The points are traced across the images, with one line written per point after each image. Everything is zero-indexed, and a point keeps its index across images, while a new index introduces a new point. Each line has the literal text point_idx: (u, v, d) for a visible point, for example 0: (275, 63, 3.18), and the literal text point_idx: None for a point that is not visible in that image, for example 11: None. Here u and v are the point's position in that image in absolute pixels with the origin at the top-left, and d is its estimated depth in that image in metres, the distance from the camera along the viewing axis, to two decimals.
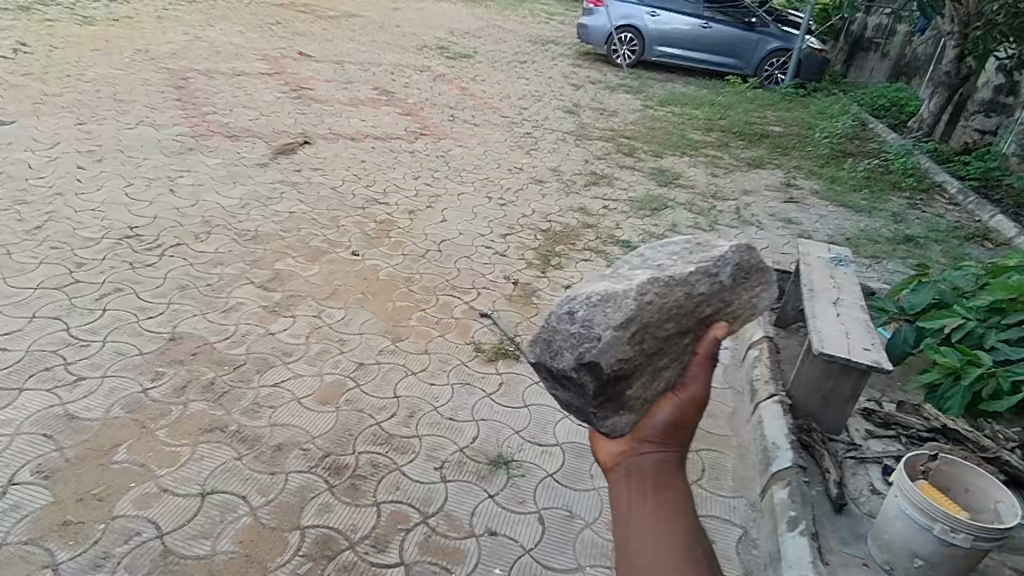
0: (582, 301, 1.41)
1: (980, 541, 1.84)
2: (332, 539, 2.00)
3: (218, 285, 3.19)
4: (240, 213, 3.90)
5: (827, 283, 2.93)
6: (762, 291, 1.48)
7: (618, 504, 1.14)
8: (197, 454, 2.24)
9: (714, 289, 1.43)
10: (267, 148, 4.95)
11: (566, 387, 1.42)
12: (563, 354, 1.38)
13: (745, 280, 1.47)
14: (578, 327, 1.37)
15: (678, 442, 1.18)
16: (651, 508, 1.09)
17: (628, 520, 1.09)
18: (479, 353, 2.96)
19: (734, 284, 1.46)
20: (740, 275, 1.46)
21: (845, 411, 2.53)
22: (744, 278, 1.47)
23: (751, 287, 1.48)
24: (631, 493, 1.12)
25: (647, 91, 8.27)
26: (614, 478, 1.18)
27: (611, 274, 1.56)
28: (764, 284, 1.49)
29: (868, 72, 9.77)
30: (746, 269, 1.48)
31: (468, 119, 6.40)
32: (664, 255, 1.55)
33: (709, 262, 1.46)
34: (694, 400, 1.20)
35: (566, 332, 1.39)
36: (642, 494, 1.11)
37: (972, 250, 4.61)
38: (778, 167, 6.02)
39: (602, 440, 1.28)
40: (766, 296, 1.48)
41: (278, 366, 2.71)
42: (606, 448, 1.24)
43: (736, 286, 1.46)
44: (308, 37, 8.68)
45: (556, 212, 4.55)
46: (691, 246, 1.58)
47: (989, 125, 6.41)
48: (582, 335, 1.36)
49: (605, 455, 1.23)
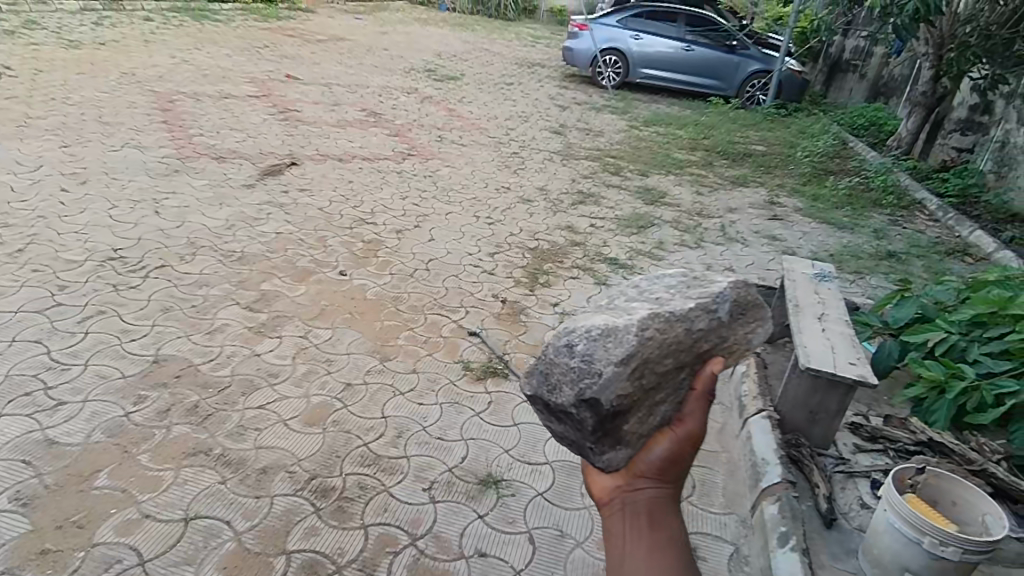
0: (582, 334, 1.38)
1: (970, 554, 1.83)
2: (318, 563, 1.96)
3: (203, 306, 3.16)
4: (226, 234, 3.88)
5: (811, 299, 2.97)
6: (757, 327, 1.50)
7: (611, 538, 1.18)
8: (181, 478, 2.20)
9: (712, 325, 1.43)
10: (253, 169, 4.96)
11: (563, 420, 1.39)
12: (562, 389, 1.35)
13: (741, 315, 1.49)
14: (578, 361, 1.34)
15: (674, 477, 1.22)
16: (644, 546, 1.13)
17: (622, 555, 1.14)
18: (467, 372, 2.95)
19: (731, 319, 1.47)
20: (737, 311, 1.48)
21: (832, 426, 2.54)
22: (741, 314, 1.49)
23: (747, 323, 1.50)
24: (625, 528, 1.17)
25: (632, 112, 8.39)
26: (608, 511, 1.22)
27: (607, 305, 1.55)
28: (759, 320, 1.51)
29: (848, 93, 10.01)
30: (742, 304, 1.49)
31: (455, 139, 6.46)
32: (661, 288, 1.55)
33: (708, 298, 1.46)
34: (691, 436, 1.24)
35: (565, 366, 1.36)
36: (635, 531, 1.15)
37: (953, 265, 4.69)
38: (761, 185, 6.10)
39: (598, 474, 1.31)
40: (761, 331, 1.50)
41: (263, 388, 2.68)
42: (600, 482, 1.28)
43: (733, 322, 1.47)
44: (296, 60, 8.75)
45: (544, 230, 4.58)
46: (687, 280, 1.58)
47: (966, 143, 6.56)
48: (582, 370, 1.33)
49: (599, 488, 1.28)
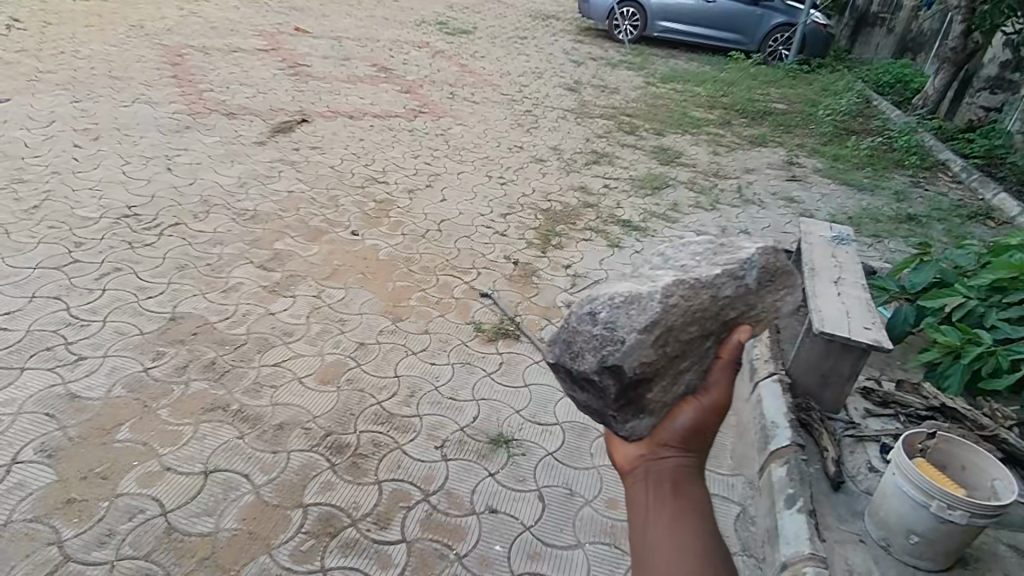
0: (605, 302, 1.37)
1: (977, 518, 1.85)
2: (334, 517, 2.02)
3: (218, 265, 3.18)
4: (239, 192, 3.88)
5: (828, 262, 2.92)
6: (787, 295, 1.48)
7: (632, 508, 1.09)
8: (199, 433, 2.26)
9: (739, 292, 1.42)
10: (264, 126, 4.91)
11: (585, 389, 1.39)
12: (584, 356, 1.35)
13: (770, 283, 1.47)
14: (600, 328, 1.34)
15: (699, 448, 1.14)
16: (668, 513, 1.04)
17: (643, 525, 1.04)
18: (479, 333, 2.96)
19: (759, 287, 1.45)
20: (765, 277, 1.46)
21: (844, 389, 2.53)
22: (770, 280, 1.46)
23: (776, 290, 1.48)
24: (648, 495, 1.07)
25: (649, 67, 8.15)
26: (630, 480, 1.13)
27: (632, 272, 1.53)
28: (790, 287, 1.48)
29: (874, 48, 9.65)
30: (772, 271, 1.47)
31: (467, 96, 6.33)
32: (686, 255, 1.52)
33: (735, 265, 1.44)
34: (716, 405, 1.18)
35: (587, 334, 1.36)
36: (658, 498, 1.06)
37: (974, 229, 4.59)
38: (780, 145, 5.96)
39: (621, 443, 1.22)
40: (790, 300, 1.48)
41: (278, 346, 2.71)
42: (622, 450, 1.20)
43: (761, 290, 1.45)
44: (305, 12, 8.54)
45: (557, 191, 4.53)
46: (714, 246, 1.55)
47: (995, 102, 6.31)
48: (604, 337, 1.33)
49: (622, 457, 1.19)
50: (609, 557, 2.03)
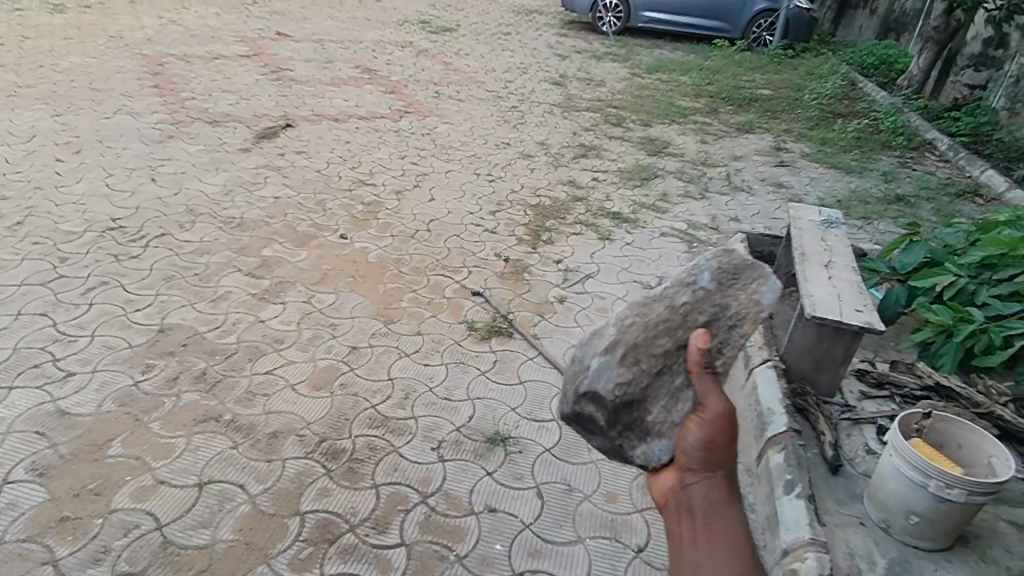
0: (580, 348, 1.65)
1: (975, 496, 1.85)
2: (332, 523, 2.01)
3: (205, 274, 3.15)
4: (224, 200, 3.84)
5: (818, 247, 2.92)
6: (755, 285, 1.56)
7: (675, 533, 1.39)
8: (192, 445, 2.24)
9: (697, 296, 1.56)
10: (248, 132, 4.86)
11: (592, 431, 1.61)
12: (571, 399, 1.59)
13: (731, 280, 1.58)
14: (575, 367, 1.60)
15: (716, 464, 1.39)
16: (700, 535, 1.34)
17: (683, 547, 1.35)
18: (472, 332, 2.94)
19: (721, 285, 1.57)
20: (724, 277, 1.58)
21: (839, 373, 2.54)
22: (729, 278, 1.58)
23: (741, 285, 1.57)
24: (682, 526, 1.36)
25: (634, 58, 8.14)
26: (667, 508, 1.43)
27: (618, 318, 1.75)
28: (754, 277, 1.57)
29: (857, 30, 9.66)
30: (726, 271, 1.60)
31: (453, 95, 6.30)
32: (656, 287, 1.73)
33: (687, 276, 1.62)
34: (715, 421, 1.37)
35: (571, 379, 1.61)
36: (691, 524, 1.36)
37: (963, 207, 4.60)
38: (767, 131, 5.96)
39: (654, 473, 1.49)
40: (760, 289, 1.55)
41: (269, 354, 2.69)
42: (658, 480, 1.48)
43: (723, 287, 1.57)
44: (286, 16, 8.47)
45: (546, 185, 4.52)
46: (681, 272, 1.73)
47: (979, 79, 6.31)
48: (578, 372, 1.58)
49: (659, 487, 1.47)
50: (610, 551, 2.02)
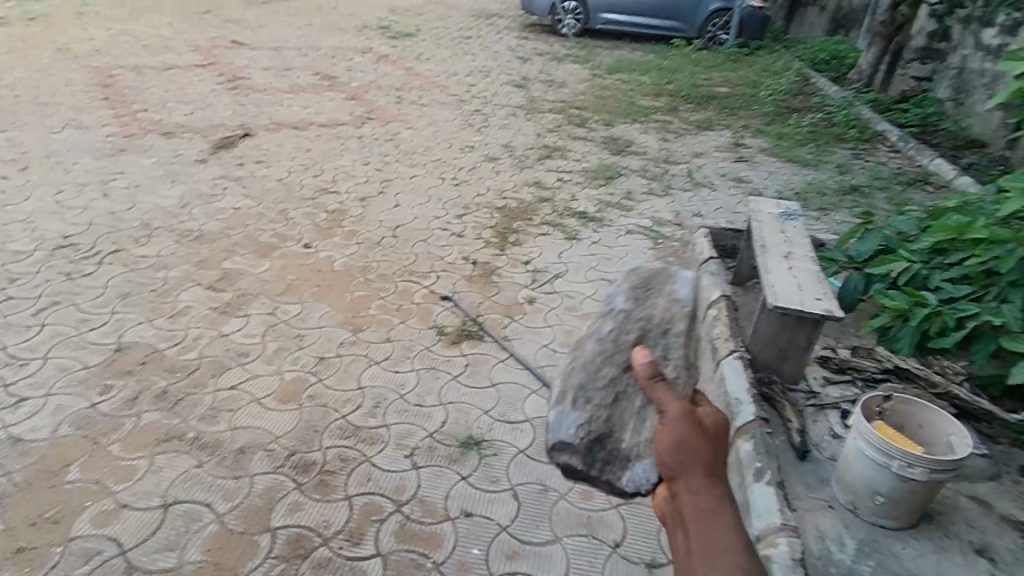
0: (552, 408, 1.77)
1: (936, 474, 1.90)
2: (305, 537, 1.97)
3: (163, 290, 3.06)
4: (181, 213, 3.74)
5: (778, 238, 2.99)
6: (665, 298, 1.76)
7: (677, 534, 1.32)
8: (155, 465, 2.17)
9: (621, 320, 1.73)
10: (205, 143, 4.76)
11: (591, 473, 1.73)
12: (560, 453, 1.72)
13: (643, 296, 1.77)
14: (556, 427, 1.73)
15: (694, 459, 1.36)
16: (694, 530, 1.28)
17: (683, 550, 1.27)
18: (442, 337, 2.93)
19: (637, 302, 1.76)
20: (637, 296, 1.77)
21: (802, 360, 2.60)
22: (642, 295, 1.77)
23: (651, 298, 1.77)
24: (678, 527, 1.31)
25: (594, 59, 8.22)
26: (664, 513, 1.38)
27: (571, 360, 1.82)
28: (661, 291, 1.77)
29: (808, 27, 9.92)
30: (638, 291, 1.79)
31: (415, 99, 6.27)
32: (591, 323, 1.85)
33: (607, 309, 1.82)
34: (678, 419, 1.37)
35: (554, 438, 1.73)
36: (686, 520, 1.30)
37: (915, 195, 4.77)
38: (726, 127, 6.08)
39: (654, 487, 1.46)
40: (668, 299, 1.75)
41: (233, 369, 2.63)
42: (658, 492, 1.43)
43: (638, 305, 1.75)
44: (240, 24, 8.31)
45: (511, 188, 4.52)
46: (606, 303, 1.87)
47: (925, 72, 6.55)
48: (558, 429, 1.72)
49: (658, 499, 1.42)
50: (587, 548, 2.03)
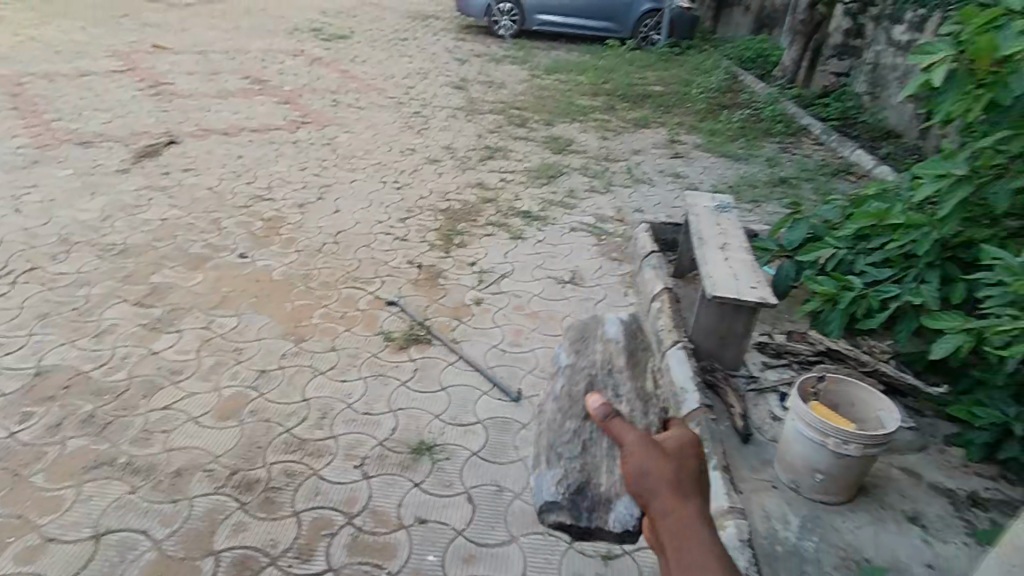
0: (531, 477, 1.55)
1: (868, 449, 2.00)
2: (251, 558, 1.89)
3: (86, 308, 2.89)
4: (103, 227, 3.54)
5: (714, 230, 3.08)
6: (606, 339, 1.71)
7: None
8: (84, 494, 2.04)
9: (569, 373, 1.67)
10: (127, 152, 4.52)
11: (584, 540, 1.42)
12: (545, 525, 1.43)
13: (583, 343, 1.74)
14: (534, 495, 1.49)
15: (664, 483, 1.04)
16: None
17: None
18: (389, 342, 2.87)
19: (579, 351, 1.71)
20: (578, 346, 1.73)
21: (742, 347, 2.68)
22: (582, 343, 1.73)
23: (590, 341, 1.73)
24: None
25: (532, 60, 8.27)
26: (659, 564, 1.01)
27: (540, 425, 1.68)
28: (598, 330, 1.75)
29: (735, 27, 10.31)
30: (579, 340, 1.76)
31: (352, 102, 6.15)
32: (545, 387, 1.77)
33: (552, 372, 1.75)
34: (636, 449, 1.09)
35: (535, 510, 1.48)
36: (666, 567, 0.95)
37: (839, 185, 5.02)
38: (662, 125, 6.24)
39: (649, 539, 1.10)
40: (609, 336, 1.71)
41: (167, 387, 2.50)
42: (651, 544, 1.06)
43: (580, 353, 1.70)
44: (162, 28, 7.94)
45: (454, 189, 4.49)
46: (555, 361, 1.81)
47: (843, 68, 6.92)
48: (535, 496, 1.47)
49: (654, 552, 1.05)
50: (544, 546, 2.03)
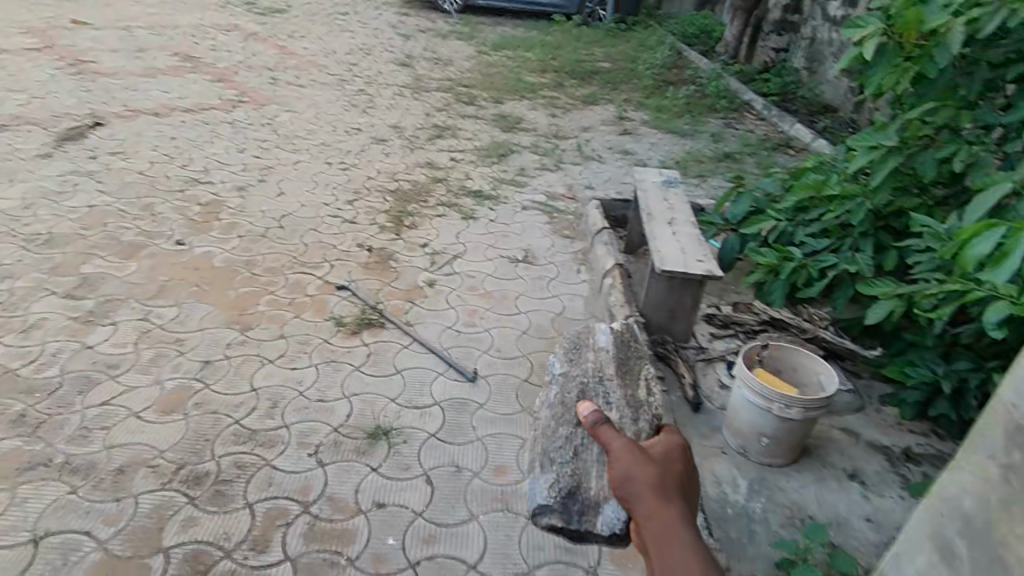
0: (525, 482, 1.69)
1: (809, 411, 2.10)
2: (204, 552, 1.84)
3: (9, 302, 2.71)
4: (24, 215, 3.32)
5: (662, 206, 3.13)
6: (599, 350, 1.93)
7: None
8: (18, 498, 1.93)
9: (563, 382, 1.87)
10: (47, 135, 4.22)
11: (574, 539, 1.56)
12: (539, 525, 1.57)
13: (576, 353, 1.96)
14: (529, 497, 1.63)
15: (648, 484, 1.13)
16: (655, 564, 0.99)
17: None
18: (340, 328, 2.82)
19: (572, 363, 1.93)
20: (571, 358, 1.96)
21: (691, 319, 2.74)
22: (574, 355, 1.96)
23: (582, 352, 1.96)
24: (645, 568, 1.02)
25: (478, 36, 8.14)
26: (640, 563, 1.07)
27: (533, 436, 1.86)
28: (589, 341, 1.97)
29: (678, 3, 10.40)
30: (571, 353, 1.97)
31: (292, 80, 5.91)
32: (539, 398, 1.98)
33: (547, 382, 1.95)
34: (624, 453, 1.20)
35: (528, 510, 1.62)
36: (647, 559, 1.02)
37: (780, 159, 5.17)
38: (610, 101, 6.27)
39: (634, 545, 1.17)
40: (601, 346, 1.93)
41: (104, 383, 2.38)
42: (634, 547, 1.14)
43: (572, 364, 1.92)
44: (80, 2, 7.41)
45: (403, 169, 4.40)
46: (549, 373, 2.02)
47: (782, 43, 7.08)
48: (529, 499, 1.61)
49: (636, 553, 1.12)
50: (504, 522, 2.06)
